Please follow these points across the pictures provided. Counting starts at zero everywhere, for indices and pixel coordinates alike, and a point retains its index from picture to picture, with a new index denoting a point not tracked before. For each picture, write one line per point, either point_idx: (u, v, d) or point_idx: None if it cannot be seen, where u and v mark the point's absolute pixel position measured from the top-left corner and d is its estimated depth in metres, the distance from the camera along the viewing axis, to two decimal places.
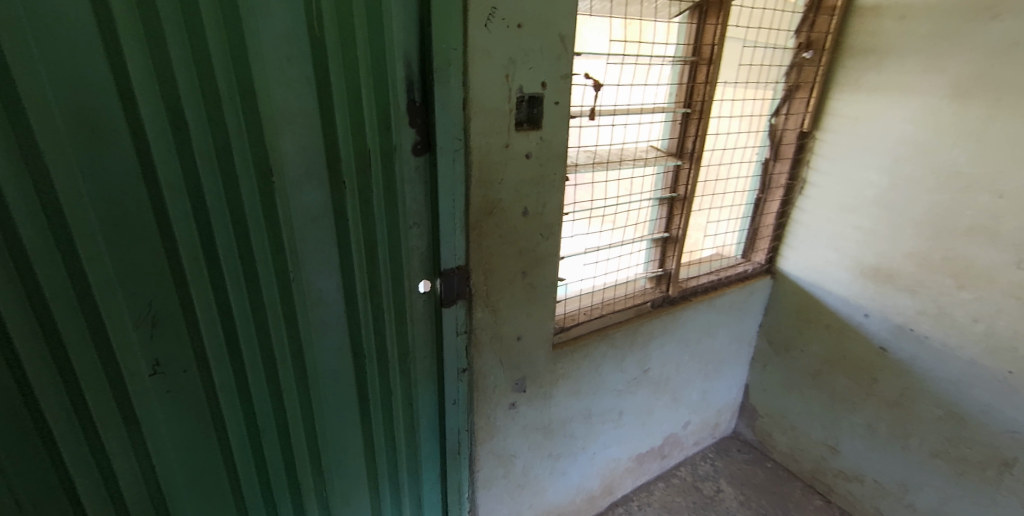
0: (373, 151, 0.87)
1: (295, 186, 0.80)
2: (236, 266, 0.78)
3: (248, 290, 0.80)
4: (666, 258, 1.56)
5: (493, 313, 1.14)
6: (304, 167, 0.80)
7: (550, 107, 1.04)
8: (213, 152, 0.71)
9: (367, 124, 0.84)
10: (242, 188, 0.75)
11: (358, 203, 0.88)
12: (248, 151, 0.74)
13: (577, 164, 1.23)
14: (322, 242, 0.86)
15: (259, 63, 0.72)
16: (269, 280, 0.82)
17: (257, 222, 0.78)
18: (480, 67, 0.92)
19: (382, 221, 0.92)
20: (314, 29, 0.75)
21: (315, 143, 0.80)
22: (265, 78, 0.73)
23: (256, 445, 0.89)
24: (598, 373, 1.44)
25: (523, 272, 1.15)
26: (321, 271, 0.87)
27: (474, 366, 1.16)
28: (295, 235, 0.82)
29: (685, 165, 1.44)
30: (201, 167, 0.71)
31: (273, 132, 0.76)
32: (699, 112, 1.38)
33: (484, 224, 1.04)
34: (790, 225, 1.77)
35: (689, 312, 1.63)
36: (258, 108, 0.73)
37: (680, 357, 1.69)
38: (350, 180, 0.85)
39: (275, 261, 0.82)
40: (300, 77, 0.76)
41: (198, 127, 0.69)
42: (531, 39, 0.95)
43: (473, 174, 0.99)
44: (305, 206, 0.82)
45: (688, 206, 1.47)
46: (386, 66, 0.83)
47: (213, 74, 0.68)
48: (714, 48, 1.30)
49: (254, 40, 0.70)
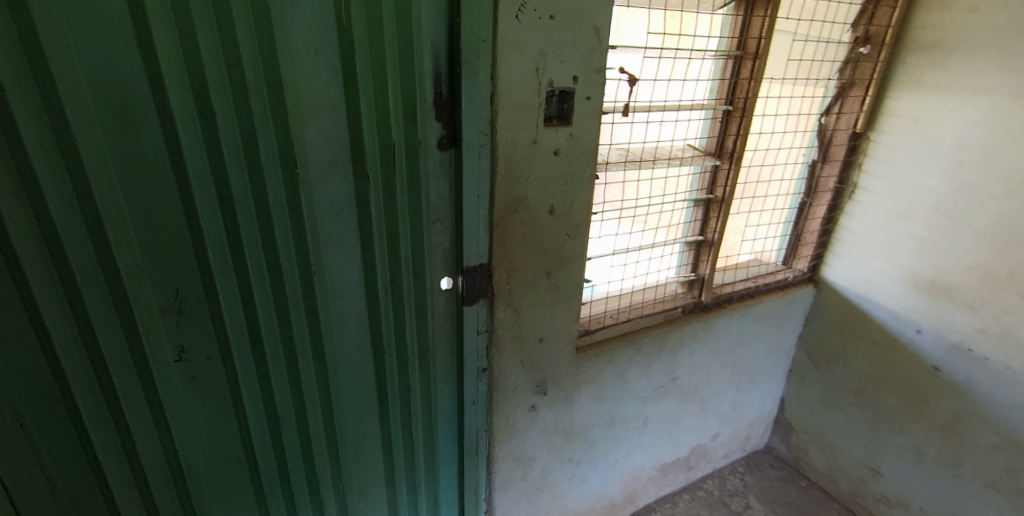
0: (399, 145, 0.86)
1: (320, 179, 0.80)
2: (259, 257, 0.78)
3: (271, 281, 0.81)
4: (700, 262, 1.50)
5: (515, 313, 1.12)
6: (329, 160, 0.80)
7: (582, 103, 1.00)
8: (240, 142, 0.72)
9: (393, 117, 0.83)
10: (267, 179, 0.75)
11: (382, 196, 0.87)
12: (274, 142, 0.74)
13: (608, 162, 1.18)
14: (345, 235, 0.86)
15: (287, 54, 0.71)
16: (291, 272, 0.82)
17: (281, 213, 0.78)
18: (509, 59, 0.89)
19: (405, 216, 0.91)
20: (342, 20, 0.74)
21: (340, 136, 0.80)
22: (292, 69, 0.73)
23: (276, 434, 0.90)
24: (623, 379, 1.40)
25: (548, 272, 1.13)
26: (343, 264, 0.87)
27: (495, 365, 1.14)
28: (318, 227, 0.82)
29: (724, 166, 1.37)
30: (227, 158, 0.71)
31: (298, 124, 0.76)
32: (742, 109, 1.30)
33: (509, 221, 1.02)
34: (837, 232, 1.66)
35: (723, 319, 1.57)
36: (285, 99, 0.73)
37: (711, 366, 1.63)
38: (375, 174, 0.85)
39: (298, 253, 0.82)
40: (326, 69, 0.75)
41: (225, 118, 0.69)
42: (564, 31, 0.92)
43: (499, 170, 0.97)
44: (328, 199, 0.82)
45: (725, 208, 1.40)
46: (414, 58, 0.82)
47: (241, 64, 0.68)
48: (761, 42, 1.23)
49: (281, 30, 0.70)
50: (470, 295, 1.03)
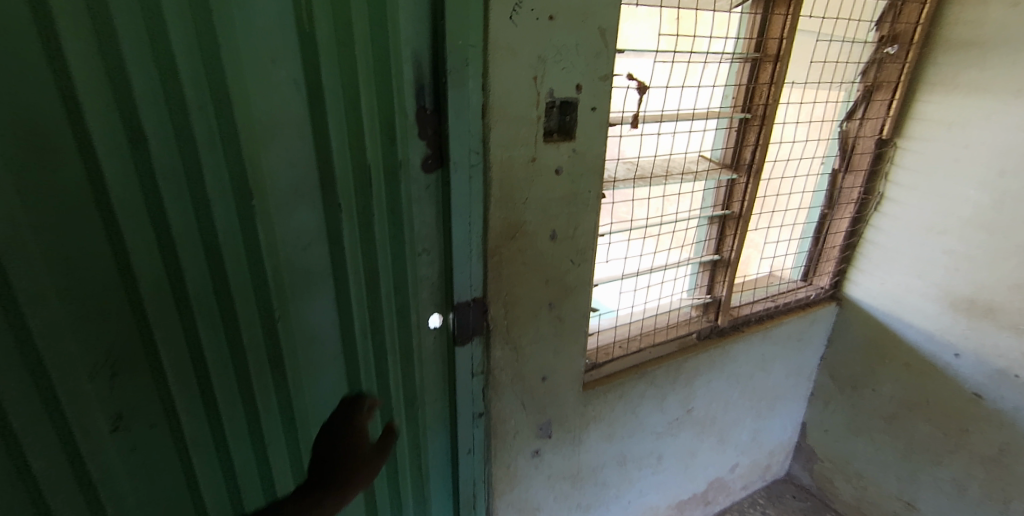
0: (375, 168, 0.74)
1: (283, 210, 0.68)
2: (211, 305, 0.66)
3: (227, 331, 0.69)
4: (716, 284, 1.38)
5: (514, 351, 1.00)
6: (293, 188, 0.68)
7: (586, 115, 0.88)
8: (182, 171, 0.59)
9: (369, 137, 0.71)
10: (216, 214, 0.63)
11: (357, 227, 0.75)
12: (223, 170, 0.62)
13: (616, 180, 1.07)
14: (314, 273, 0.74)
15: (237, 64, 0.59)
16: (250, 319, 0.70)
17: (237, 252, 0.66)
18: (504, 67, 0.77)
19: (385, 249, 0.79)
20: (304, 23, 0.62)
21: (306, 160, 0.68)
22: (245, 82, 0.60)
23: (236, 502, 0.78)
24: (635, 414, 1.29)
25: (550, 303, 1.01)
26: (314, 306, 0.76)
27: (492, 409, 1.03)
28: (282, 265, 0.71)
29: (741, 179, 1.25)
30: (165, 191, 0.59)
31: (254, 147, 0.63)
32: (761, 117, 1.19)
33: (505, 249, 0.90)
34: (861, 246, 1.54)
35: (741, 344, 1.45)
36: (236, 119, 0.61)
37: (729, 394, 1.51)
38: (349, 203, 0.73)
39: (259, 298, 0.70)
40: (287, 82, 0.63)
41: (160, 142, 0.57)
42: (566, 33, 0.80)
43: (493, 193, 0.85)
44: (293, 234, 0.70)
45: (743, 225, 1.28)
46: (392, 66, 0.70)
47: (179, 76, 0.56)
48: (783, 42, 1.12)
49: (230, 35, 0.57)
50: (462, 332, 0.92)
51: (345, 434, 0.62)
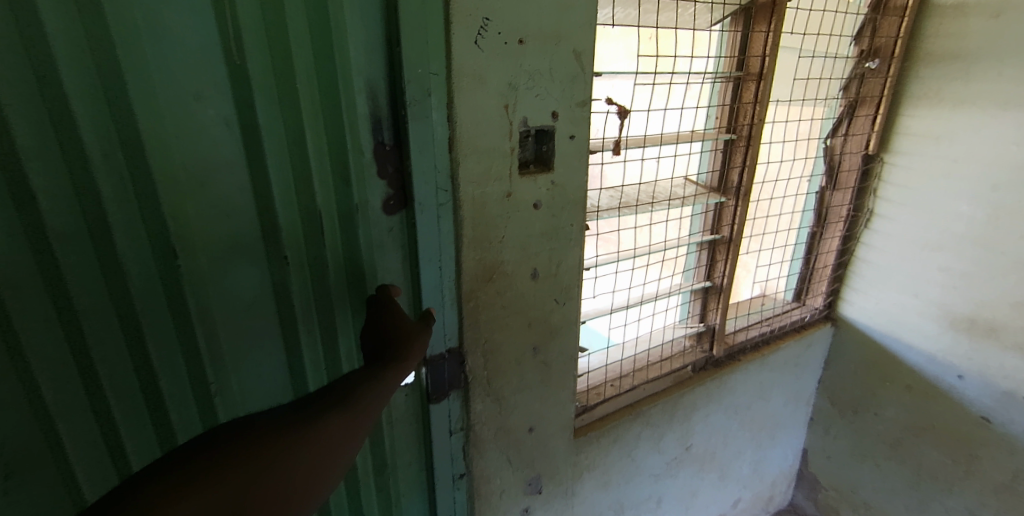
0: (328, 214, 0.64)
1: (217, 269, 0.59)
2: (130, 385, 0.56)
3: (152, 413, 0.59)
4: (708, 311, 1.30)
5: (497, 403, 0.91)
6: (229, 243, 0.59)
7: (564, 144, 0.81)
8: (86, 234, 0.49)
9: (318, 180, 0.62)
10: (133, 280, 0.53)
11: (310, 282, 0.66)
12: (139, 229, 0.52)
13: (599, 209, 1.00)
14: (259, 336, 0.64)
15: (151, 105, 0.50)
16: (181, 398, 0.60)
17: (161, 323, 0.56)
18: (471, 94, 0.69)
19: (344, 303, 0.70)
20: (233, 54, 0.53)
21: (243, 209, 0.58)
22: (164, 125, 0.51)
23: None
24: (631, 458, 1.20)
25: (535, 348, 0.92)
26: (260, 374, 0.66)
27: (475, 468, 0.93)
28: (220, 332, 0.61)
29: (730, 202, 1.19)
30: (65, 257, 0.49)
31: (179, 199, 0.54)
32: (747, 137, 1.13)
33: (482, 293, 0.81)
34: (853, 264, 1.49)
35: (738, 374, 1.37)
36: (152, 169, 0.51)
37: (729, 427, 1.42)
38: (298, 255, 0.63)
39: (191, 372, 0.60)
40: (216, 122, 0.54)
41: (55, 201, 0.47)
42: (539, 57, 0.73)
43: (465, 234, 0.76)
44: (232, 295, 0.61)
45: (734, 249, 1.21)
46: (343, 98, 0.61)
47: (75, 123, 0.46)
48: (765, 60, 1.06)
49: (140, 72, 0.48)
50: (437, 387, 0.83)
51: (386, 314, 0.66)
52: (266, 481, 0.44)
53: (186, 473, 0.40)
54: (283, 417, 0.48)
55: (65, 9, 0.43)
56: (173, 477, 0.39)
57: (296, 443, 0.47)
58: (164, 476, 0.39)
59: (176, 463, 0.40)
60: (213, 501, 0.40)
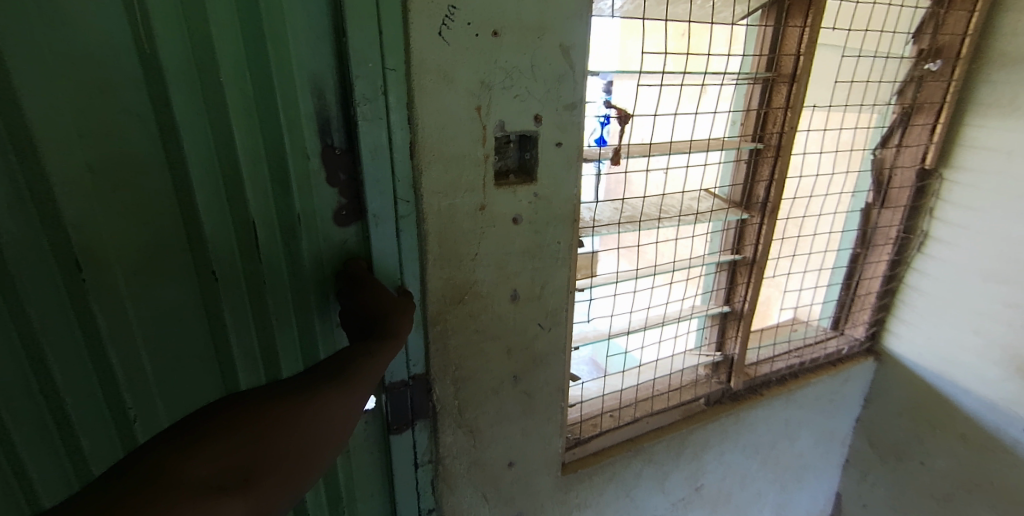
0: (264, 226, 0.57)
1: (135, 285, 0.53)
2: (34, 404, 0.52)
3: (60, 433, 0.55)
4: (727, 339, 1.18)
5: (471, 435, 0.83)
6: (149, 256, 0.53)
7: (551, 152, 0.71)
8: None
9: (252, 189, 0.55)
10: (30, 294, 0.48)
11: (246, 300, 0.59)
12: (35, 239, 0.47)
13: (596, 224, 0.89)
14: (188, 357, 0.59)
15: (43, 101, 0.44)
16: (92, 419, 0.55)
17: (68, 340, 0.51)
18: (436, 94, 0.61)
19: (287, 324, 0.62)
20: (142, 42, 0.46)
21: (165, 219, 0.52)
22: (62, 125, 0.45)
23: None
24: (630, 498, 1.09)
25: (515, 376, 0.83)
26: (190, 397, 0.61)
27: (446, 503, 0.85)
28: (139, 352, 0.55)
29: (754, 220, 1.06)
30: None
31: (82, 208, 0.48)
32: (775, 147, 1.00)
33: (452, 316, 0.73)
34: (901, 292, 1.32)
35: (760, 410, 1.23)
36: (48, 173, 0.46)
37: (747, 466, 1.29)
38: (230, 271, 0.57)
39: (105, 393, 0.55)
40: (126, 121, 0.48)
41: None
42: (517, 52, 0.64)
43: (430, 250, 0.68)
44: (153, 313, 0.55)
45: (757, 272, 1.08)
46: (280, 96, 0.53)
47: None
48: (799, 59, 0.93)
49: (27, 63, 0.42)
50: (399, 416, 0.75)
51: (360, 286, 0.61)
52: (279, 441, 0.40)
53: (185, 440, 0.36)
54: (279, 388, 0.45)
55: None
56: (171, 446, 0.35)
57: (298, 410, 0.43)
58: (159, 448, 0.35)
59: (167, 436, 0.36)
60: (222, 466, 0.36)
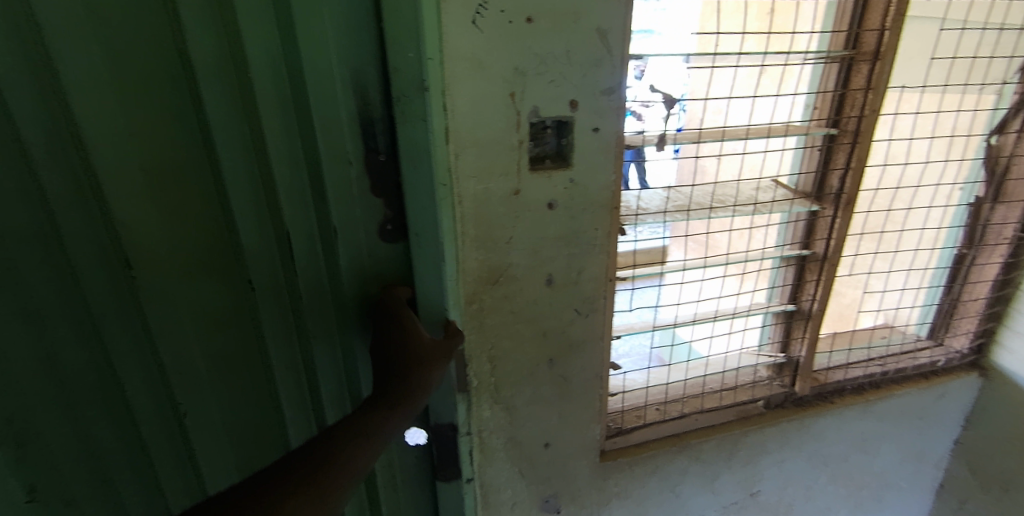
0: (302, 238, 0.52)
1: (184, 283, 0.52)
2: (99, 392, 0.53)
3: (123, 428, 0.57)
4: (792, 340, 1.10)
5: (507, 412, 0.86)
6: (195, 255, 0.51)
7: (587, 137, 0.71)
8: (32, 248, 0.45)
9: (284, 199, 0.49)
10: (88, 287, 0.48)
11: (290, 314, 0.56)
12: (91, 244, 0.47)
13: (641, 212, 0.89)
14: (233, 357, 0.58)
15: (92, 87, 0.42)
16: (150, 406, 0.56)
17: (129, 332, 0.52)
18: (470, 81, 0.63)
19: (322, 337, 0.57)
20: (175, 25, 0.42)
21: (207, 218, 0.50)
22: (110, 121, 0.43)
23: None
24: (674, 494, 1.06)
25: (550, 360, 0.84)
26: (241, 402, 0.60)
27: (484, 476, 0.89)
28: (190, 349, 0.55)
29: (826, 213, 0.98)
30: (20, 256, 0.45)
31: (131, 203, 0.46)
32: (852, 132, 0.90)
33: (486, 296, 0.76)
34: (1017, 299, 1.15)
35: (829, 419, 1.13)
36: (98, 165, 0.44)
37: (814, 478, 1.19)
38: (271, 281, 0.54)
39: (162, 384, 0.56)
40: (175, 120, 0.45)
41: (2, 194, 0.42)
42: (551, 38, 0.64)
43: (466, 232, 0.71)
44: (200, 319, 0.54)
45: (828, 269, 0.99)
46: (313, 94, 0.45)
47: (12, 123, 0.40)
48: (883, 35, 0.83)
49: (78, 61, 0.40)
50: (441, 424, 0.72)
51: (394, 330, 0.52)
52: None
53: None
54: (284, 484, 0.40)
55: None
56: None
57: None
58: None
59: None
60: None
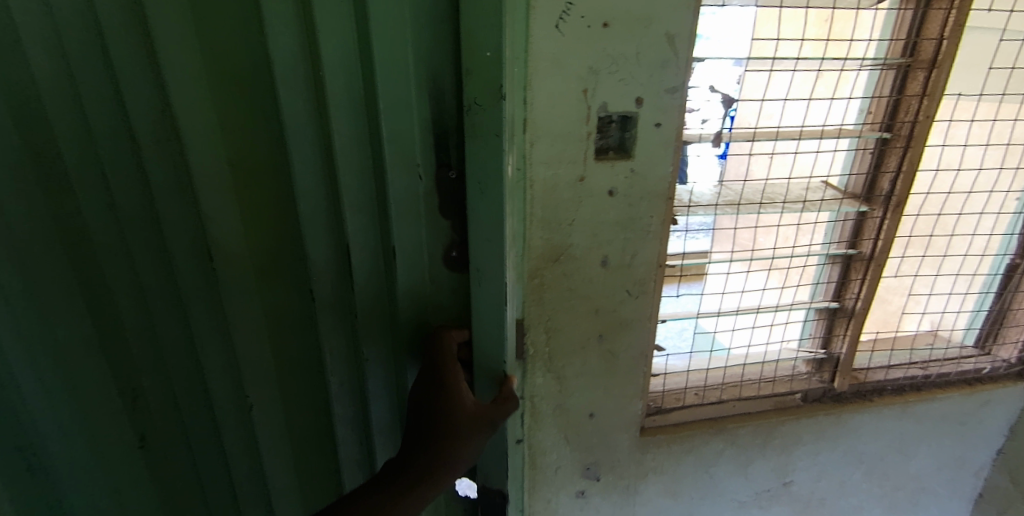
0: (367, 240, 0.59)
1: (251, 255, 0.63)
2: (188, 337, 0.67)
3: (197, 376, 0.70)
4: (834, 336, 1.14)
5: (558, 382, 0.94)
6: (263, 232, 0.62)
7: (649, 132, 0.78)
8: (149, 225, 0.61)
9: (351, 206, 0.57)
10: (181, 252, 0.61)
11: (338, 315, 0.64)
12: (186, 224, 0.60)
13: (693, 205, 0.95)
14: (289, 325, 0.67)
15: (195, 96, 0.55)
16: (221, 357, 0.68)
17: (209, 293, 0.64)
18: (549, 78, 0.72)
19: (368, 319, 0.63)
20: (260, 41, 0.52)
21: (273, 203, 0.60)
22: (206, 121, 0.56)
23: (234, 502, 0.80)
24: (708, 475, 1.12)
25: (600, 336, 0.92)
26: (291, 371, 0.70)
27: (533, 438, 0.98)
28: (253, 313, 0.66)
29: (874, 214, 1.01)
30: (142, 223, 0.60)
31: (217, 188, 0.59)
32: (905, 137, 0.94)
33: (548, 272, 0.84)
34: None
35: (866, 417, 1.16)
36: (195, 156, 0.57)
37: (849, 474, 1.22)
38: (323, 281, 0.62)
39: (229, 340, 0.67)
40: (255, 140, 0.57)
41: (134, 177, 0.58)
42: (623, 41, 0.72)
43: (534, 212, 0.80)
44: (263, 301, 0.66)
45: (874, 269, 1.02)
46: (390, 95, 0.52)
47: (140, 131, 0.56)
48: (941, 44, 0.86)
49: (189, 89, 0.54)
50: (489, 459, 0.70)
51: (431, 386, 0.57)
52: None
53: None
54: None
55: (130, 29, 0.51)
56: None
57: None
58: None
59: None
60: None
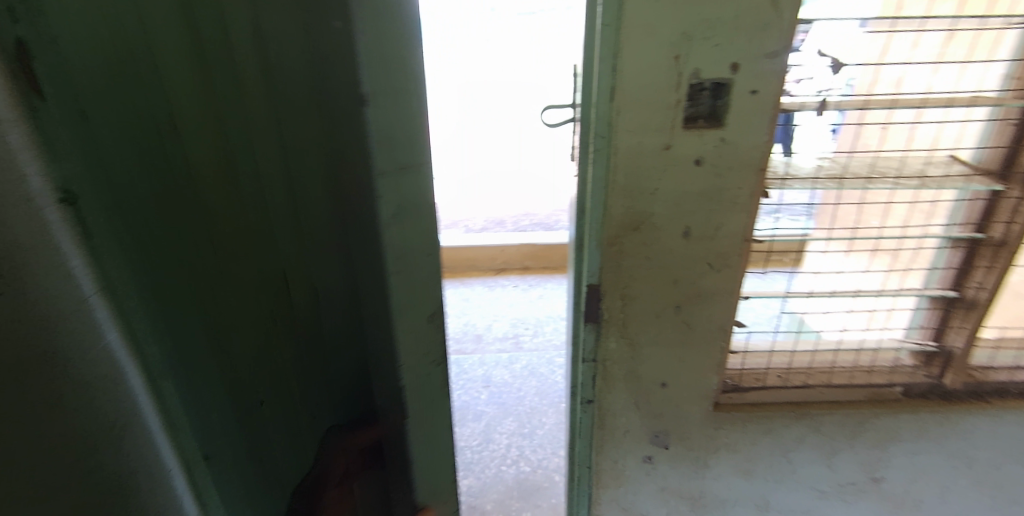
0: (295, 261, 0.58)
1: (237, 260, 0.54)
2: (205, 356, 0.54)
3: (210, 403, 0.56)
4: (949, 329, 1.05)
5: (631, 348, 0.96)
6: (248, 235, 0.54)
7: (744, 99, 0.75)
8: (150, 213, 0.47)
9: (285, 225, 0.56)
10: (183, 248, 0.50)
11: (298, 327, 0.62)
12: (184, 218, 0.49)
13: (789, 177, 0.90)
14: (274, 342, 0.60)
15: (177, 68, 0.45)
16: (239, 374, 0.57)
17: (212, 300, 0.54)
18: (640, 45, 0.72)
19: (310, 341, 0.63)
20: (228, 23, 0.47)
21: (253, 207, 0.54)
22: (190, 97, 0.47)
23: None
24: (787, 459, 1.09)
25: (677, 307, 0.92)
26: (285, 390, 0.63)
27: (604, 401, 1.02)
28: (247, 325, 0.57)
29: (1011, 194, 0.91)
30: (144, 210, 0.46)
31: (197, 182, 0.49)
32: None
33: (627, 241, 0.86)
34: None
35: (980, 419, 1.05)
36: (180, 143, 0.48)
37: (954, 479, 1.12)
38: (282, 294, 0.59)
39: (239, 356, 0.57)
40: (229, 132, 0.50)
41: (126, 149, 0.44)
42: (722, 5, 0.70)
43: (617, 181, 0.81)
44: (255, 313, 0.57)
45: (1005, 256, 0.93)
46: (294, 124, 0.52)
47: (138, 99, 0.44)
48: None
49: (171, 63, 0.45)
50: None
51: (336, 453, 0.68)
52: None
53: None
54: None
55: None
56: None
57: None
58: None
59: None
60: None
